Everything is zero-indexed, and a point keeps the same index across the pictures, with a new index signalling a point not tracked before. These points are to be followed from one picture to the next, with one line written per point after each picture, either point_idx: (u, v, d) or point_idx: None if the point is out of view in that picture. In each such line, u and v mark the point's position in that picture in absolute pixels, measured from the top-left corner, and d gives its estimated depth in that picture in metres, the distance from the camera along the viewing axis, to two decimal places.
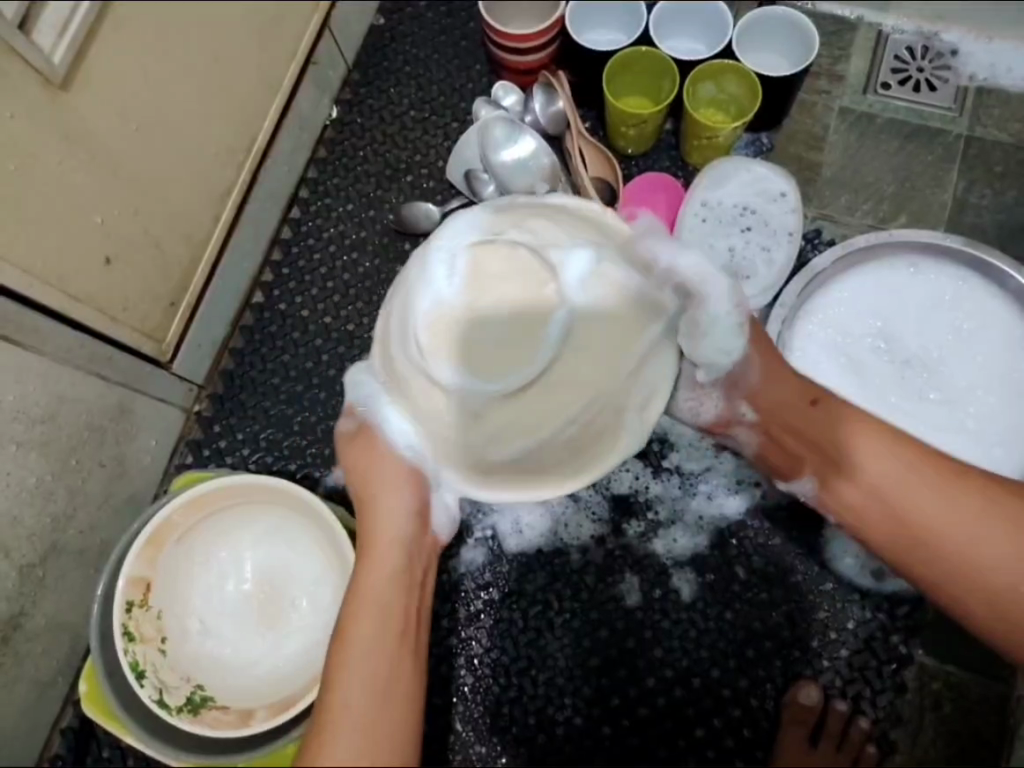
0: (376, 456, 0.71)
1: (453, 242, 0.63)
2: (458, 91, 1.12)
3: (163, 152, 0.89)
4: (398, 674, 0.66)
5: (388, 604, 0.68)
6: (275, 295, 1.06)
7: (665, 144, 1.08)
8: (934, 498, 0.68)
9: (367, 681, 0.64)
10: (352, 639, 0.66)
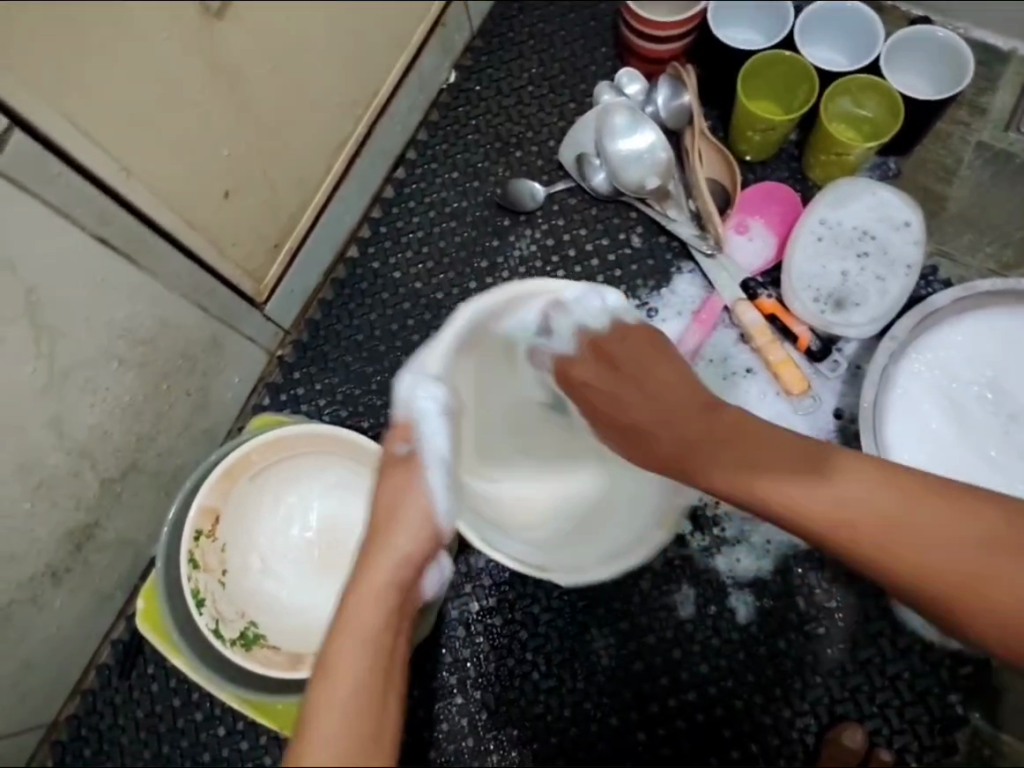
0: (409, 500, 0.68)
1: (437, 372, 0.72)
2: (580, 72, 1.10)
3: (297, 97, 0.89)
4: (379, 730, 0.54)
5: (376, 649, 0.58)
6: (370, 252, 1.06)
7: (786, 155, 1.04)
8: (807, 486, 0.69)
9: (351, 731, 0.53)
10: (328, 684, 0.55)
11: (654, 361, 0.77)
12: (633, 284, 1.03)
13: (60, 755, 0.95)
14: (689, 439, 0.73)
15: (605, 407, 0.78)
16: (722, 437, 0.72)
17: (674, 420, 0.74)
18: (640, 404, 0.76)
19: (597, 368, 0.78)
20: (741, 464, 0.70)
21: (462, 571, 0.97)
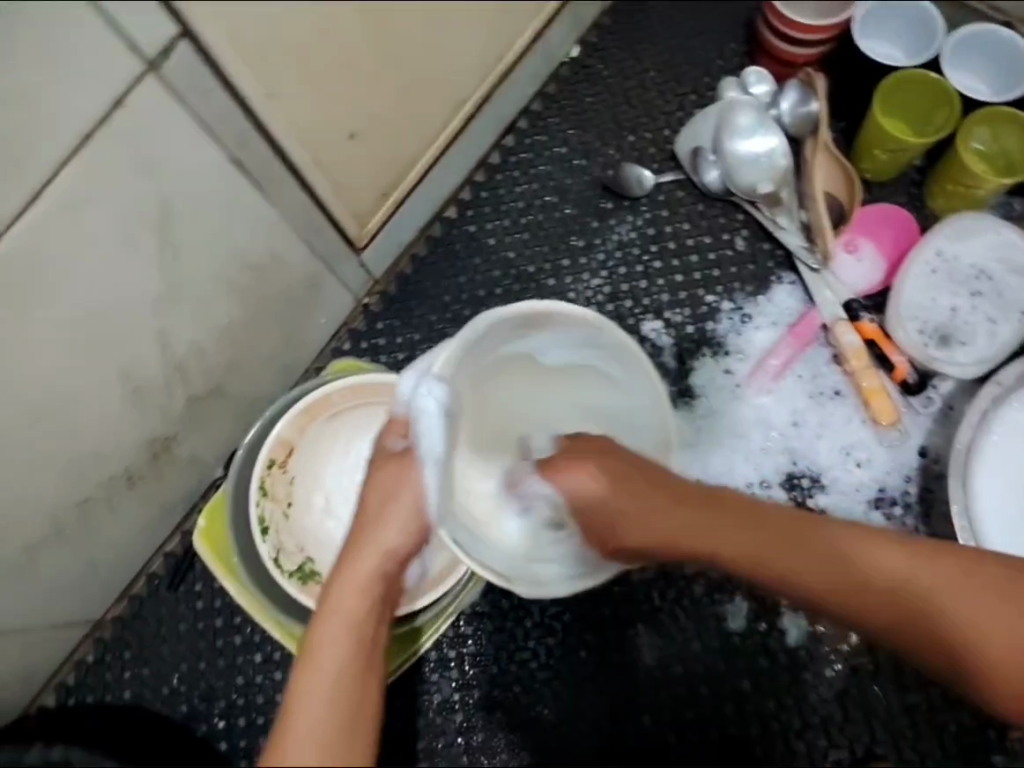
0: (401, 493, 0.68)
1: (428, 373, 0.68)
2: (707, 65, 1.08)
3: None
4: (363, 716, 0.59)
5: (360, 638, 0.62)
6: (468, 215, 1.06)
7: (907, 179, 1.01)
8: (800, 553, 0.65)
9: (337, 718, 0.58)
10: (315, 673, 0.60)
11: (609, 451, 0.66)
12: (729, 287, 1.01)
13: (100, 654, 0.98)
14: (715, 528, 0.64)
15: (585, 507, 0.65)
16: (720, 530, 0.64)
17: (676, 511, 0.64)
18: (629, 492, 0.64)
19: (572, 473, 0.65)
20: (749, 541, 0.64)
21: None
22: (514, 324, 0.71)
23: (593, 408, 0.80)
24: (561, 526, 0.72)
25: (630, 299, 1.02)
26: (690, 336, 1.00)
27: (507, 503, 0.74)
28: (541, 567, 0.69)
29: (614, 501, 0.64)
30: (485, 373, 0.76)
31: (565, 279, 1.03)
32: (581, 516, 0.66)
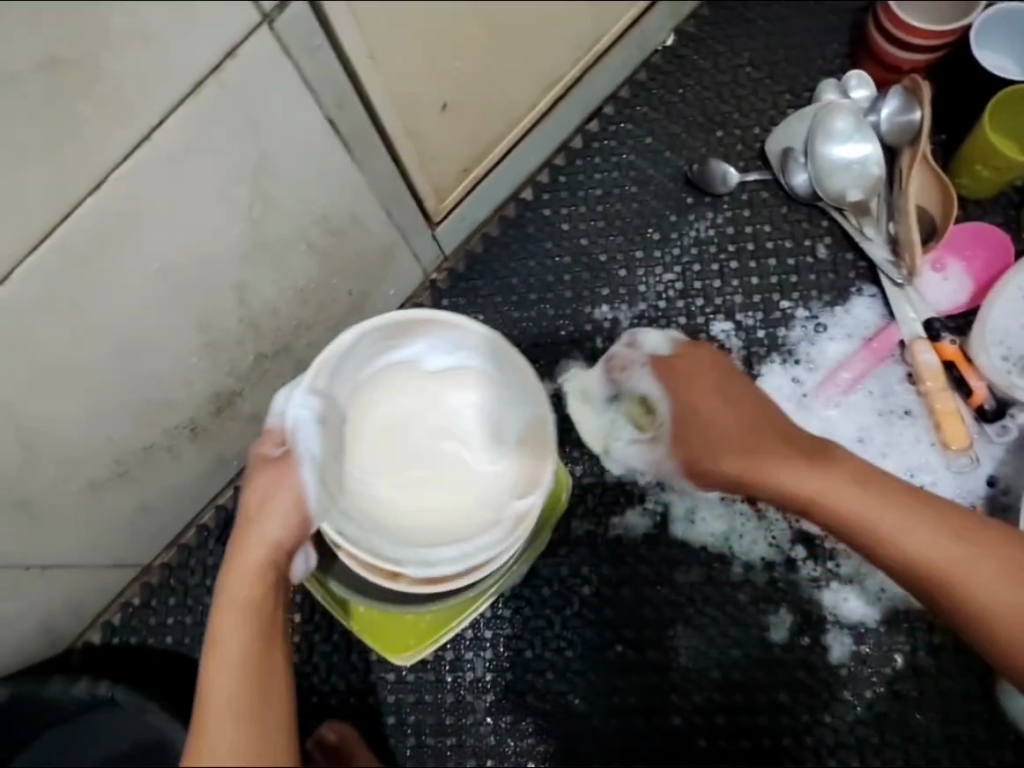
0: (275, 497, 0.76)
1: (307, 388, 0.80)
2: (805, 64, 1.05)
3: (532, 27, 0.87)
4: (264, 684, 0.68)
5: (254, 620, 0.71)
6: (544, 198, 1.05)
7: (1006, 199, 0.98)
8: (841, 486, 0.76)
9: (242, 692, 0.66)
10: (218, 657, 0.69)
11: (718, 373, 0.85)
12: (806, 294, 0.99)
13: (147, 598, 1.00)
14: (776, 460, 0.79)
15: (698, 419, 0.84)
16: (776, 457, 0.80)
17: (746, 433, 0.82)
18: (725, 412, 0.83)
19: (678, 388, 0.86)
20: (797, 470, 0.78)
21: (560, 534, 0.96)
22: (378, 334, 0.84)
23: (473, 417, 0.89)
24: (639, 431, 0.93)
25: (701, 298, 1.01)
26: (760, 340, 0.98)
27: (599, 393, 0.96)
28: (436, 553, 0.82)
29: (695, 416, 0.84)
30: (375, 382, 0.87)
31: (636, 272, 1.03)
32: (676, 427, 0.87)
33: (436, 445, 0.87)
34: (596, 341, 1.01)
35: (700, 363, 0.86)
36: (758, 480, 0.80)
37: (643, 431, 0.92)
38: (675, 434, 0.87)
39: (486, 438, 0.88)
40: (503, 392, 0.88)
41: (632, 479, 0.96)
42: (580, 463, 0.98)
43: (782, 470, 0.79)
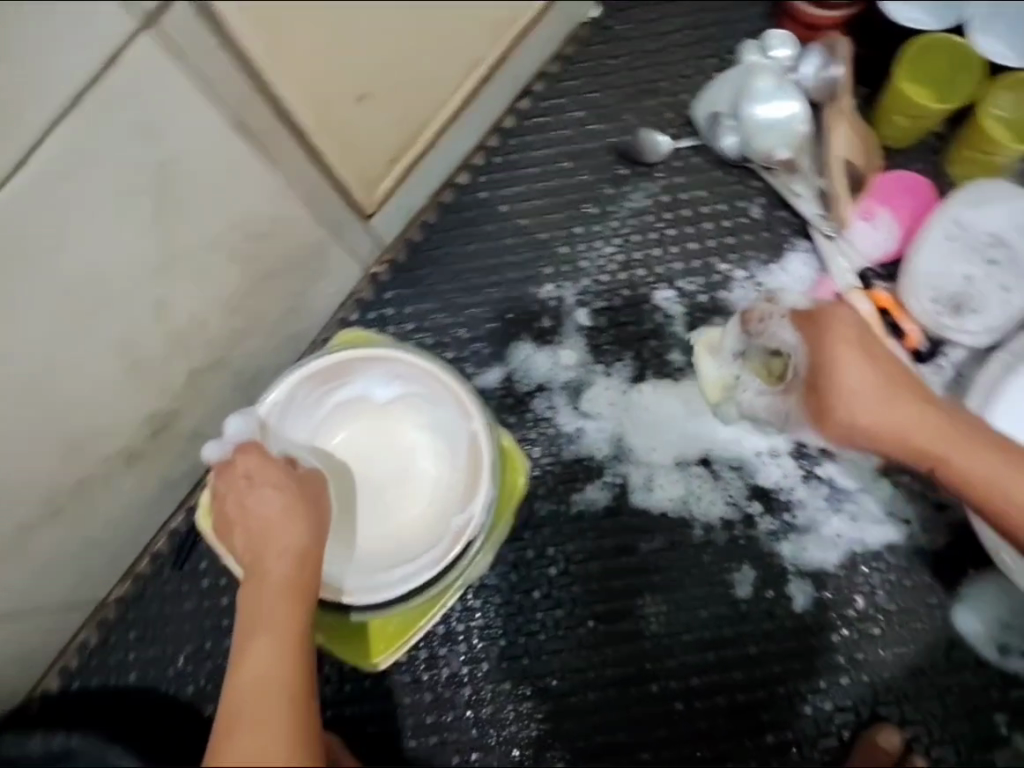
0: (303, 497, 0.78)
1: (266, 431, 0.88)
2: (728, 26, 1.04)
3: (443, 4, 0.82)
4: (305, 666, 0.68)
5: (299, 598, 0.73)
6: (480, 182, 1.04)
7: (927, 146, 1.00)
8: (966, 448, 0.76)
9: (285, 667, 0.67)
10: (258, 635, 0.69)
11: (856, 326, 0.80)
12: (744, 255, 1.00)
13: (104, 636, 0.97)
14: (911, 416, 0.77)
15: (829, 371, 0.79)
16: (906, 410, 0.77)
17: (886, 389, 0.77)
18: (860, 366, 0.78)
19: (819, 339, 0.80)
20: (929, 427, 0.77)
21: (524, 518, 0.97)
22: (326, 377, 0.92)
23: (420, 444, 0.97)
24: (766, 385, 0.90)
25: (643, 268, 1.02)
26: (702, 305, 1.00)
27: (730, 346, 0.94)
28: (382, 574, 0.87)
29: (827, 369, 0.79)
30: (329, 424, 0.96)
31: (578, 247, 1.02)
32: (807, 376, 0.83)
33: (386, 474, 0.96)
34: (544, 321, 1.01)
35: (844, 317, 0.80)
36: (885, 434, 0.78)
37: (773, 385, 0.90)
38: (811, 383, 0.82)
39: (437, 463, 0.96)
40: (437, 416, 0.94)
41: (589, 453, 0.98)
42: (537, 444, 0.99)
43: (907, 424, 0.77)
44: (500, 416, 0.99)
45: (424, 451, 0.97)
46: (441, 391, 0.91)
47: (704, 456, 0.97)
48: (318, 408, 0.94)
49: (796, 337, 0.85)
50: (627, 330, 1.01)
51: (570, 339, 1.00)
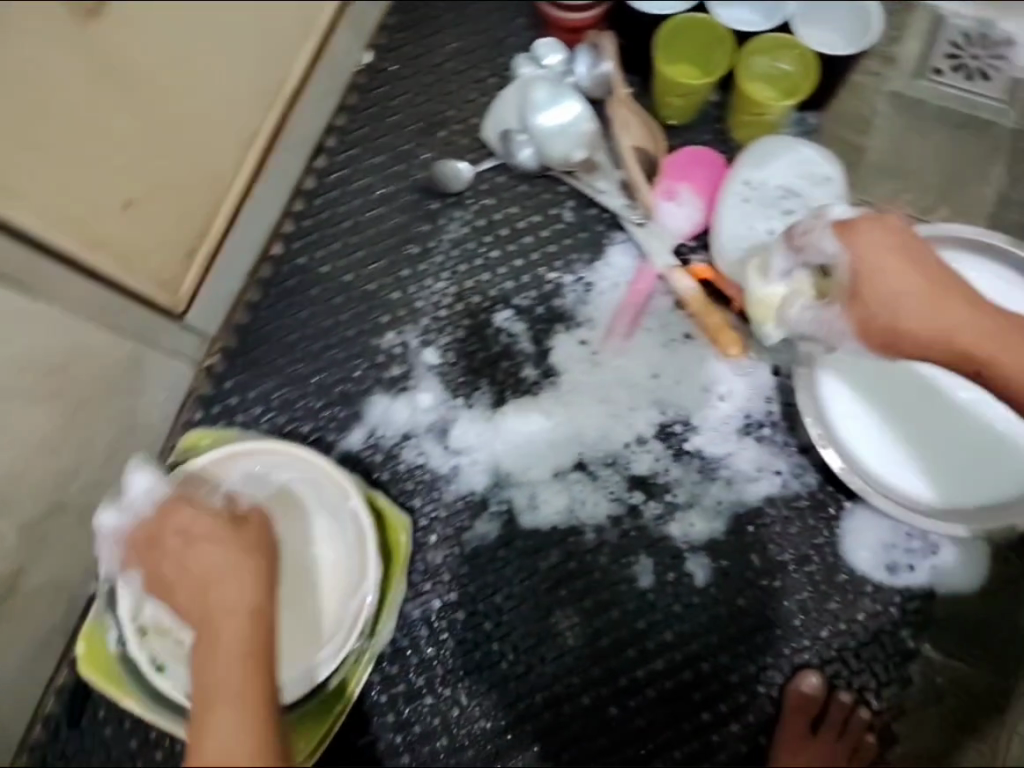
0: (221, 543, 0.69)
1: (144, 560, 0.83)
2: (500, 44, 1.05)
3: (197, 99, 0.96)
4: (268, 687, 0.65)
5: (256, 665, 0.65)
6: (294, 248, 1.03)
7: (708, 116, 1.03)
8: (954, 332, 0.76)
9: (260, 715, 0.64)
10: (224, 672, 0.65)
11: (893, 231, 0.78)
12: (568, 259, 1.03)
13: None
14: (965, 320, 0.76)
15: (879, 286, 0.77)
16: (924, 305, 0.76)
17: (913, 285, 0.77)
18: (904, 278, 0.77)
19: (865, 254, 0.77)
20: (936, 318, 0.76)
21: (421, 570, 0.97)
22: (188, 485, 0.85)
23: (303, 530, 0.88)
24: (811, 297, 0.83)
25: (477, 294, 1.02)
26: (542, 316, 1.02)
27: (779, 265, 0.84)
28: (290, 669, 0.82)
29: (871, 276, 0.77)
30: None
31: (409, 290, 1.02)
32: (855, 290, 0.78)
33: None
34: (392, 369, 1.00)
35: (875, 229, 0.77)
36: (930, 337, 0.76)
37: (819, 296, 0.82)
38: (836, 294, 0.80)
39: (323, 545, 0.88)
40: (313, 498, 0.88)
41: (469, 489, 0.98)
42: (417, 495, 0.98)
43: (977, 333, 0.76)
44: (371, 476, 0.98)
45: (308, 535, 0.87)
46: (312, 472, 0.87)
47: (579, 461, 0.98)
48: None
49: (823, 248, 0.79)
50: (477, 357, 1.01)
51: (424, 382, 1.00)
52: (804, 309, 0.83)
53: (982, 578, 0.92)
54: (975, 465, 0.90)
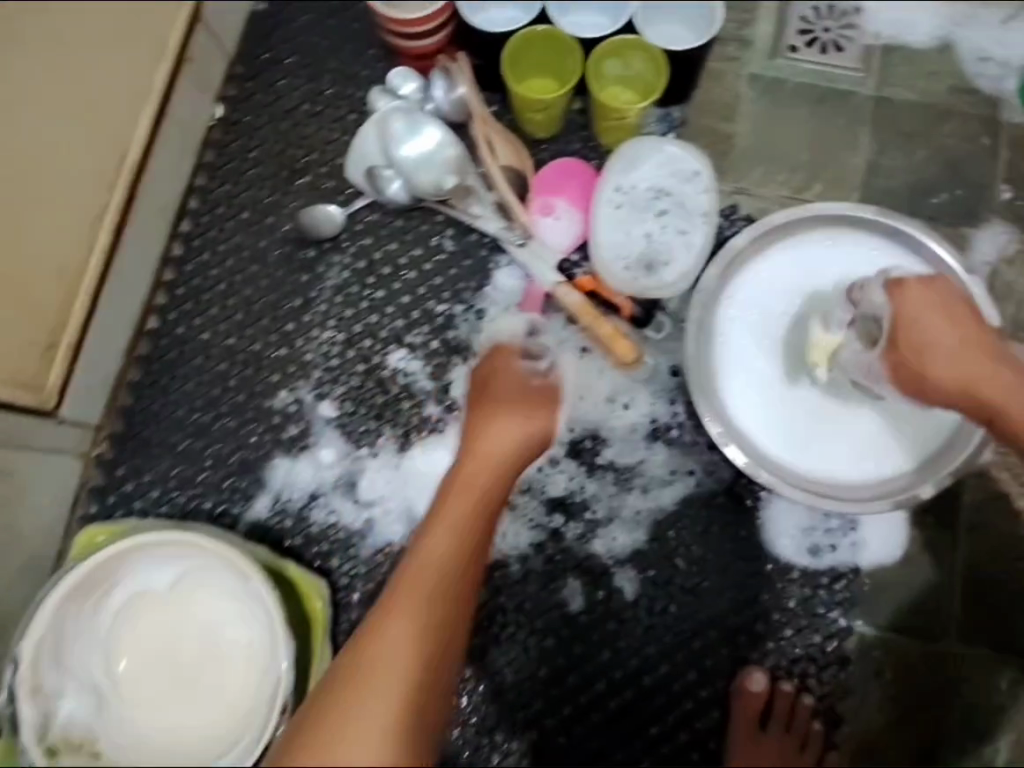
0: (518, 434, 0.85)
1: (50, 673, 0.83)
2: (353, 79, 1.02)
3: (33, 181, 0.87)
4: (428, 662, 0.71)
5: (423, 629, 0.71)
6: (171, 320, 1.00)
7: (574, 125, 1.02)
8: (981, 387, 0.75)
9: (444, 599, 0.74)
10: (432, 551, 0.76)
11: (943, 291, 0.77)
12: (455, 289, 1.00)
13: None
14: (986, 371, 0.75)
15: (920, 337, 0.76)
16: (949, 359, 0.75)
17: (958, 340, 0.75)
18: (948, 332, 0.75)
19: (912, 308, 0.76)
20: (962, 372, 0.75)
21: (349, 629, 0.94)
22: (85, 589, 0.85)
23: (214, 612, 0.89)
24: (863, 341, 0.84)
25: (368, 338, 0.99)
26: (437, 351, 0.99)
27: (840, 315, 0.86)
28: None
29: (912, 328, 0.76)
30: (112, 630, 0.88)
31: (297, 344, 0.99)
32: (893, 337, 0.77)
33: (190, 657, 0.89)
34: (290, 429, 0.98)
35: (930, 287, 0.76)
36: (953, 389, 0.76)
37: (870, 345, 0.83)
38: (879, 341, 0.81)
39: (236, 625, 0.88)
40: (218, 580, 0.88)
41: (386, 540, 0.96)
42: (334, 555, 0.96)
43: (1006, 385, 0.75)
44: (284, 542, 0.96)
45: (221, 615, 0.89)
46: (209, 557, 0.86)
47: None
48: (93, 620, 0.87)
49: (883, 295, 0.80)
50: (378, 402, 0.98)
51: (324, 438, 0.98)
52: (854, 358, 0.85)
53: (903, 549, 0.94)
54: (879, 439, 0.90)
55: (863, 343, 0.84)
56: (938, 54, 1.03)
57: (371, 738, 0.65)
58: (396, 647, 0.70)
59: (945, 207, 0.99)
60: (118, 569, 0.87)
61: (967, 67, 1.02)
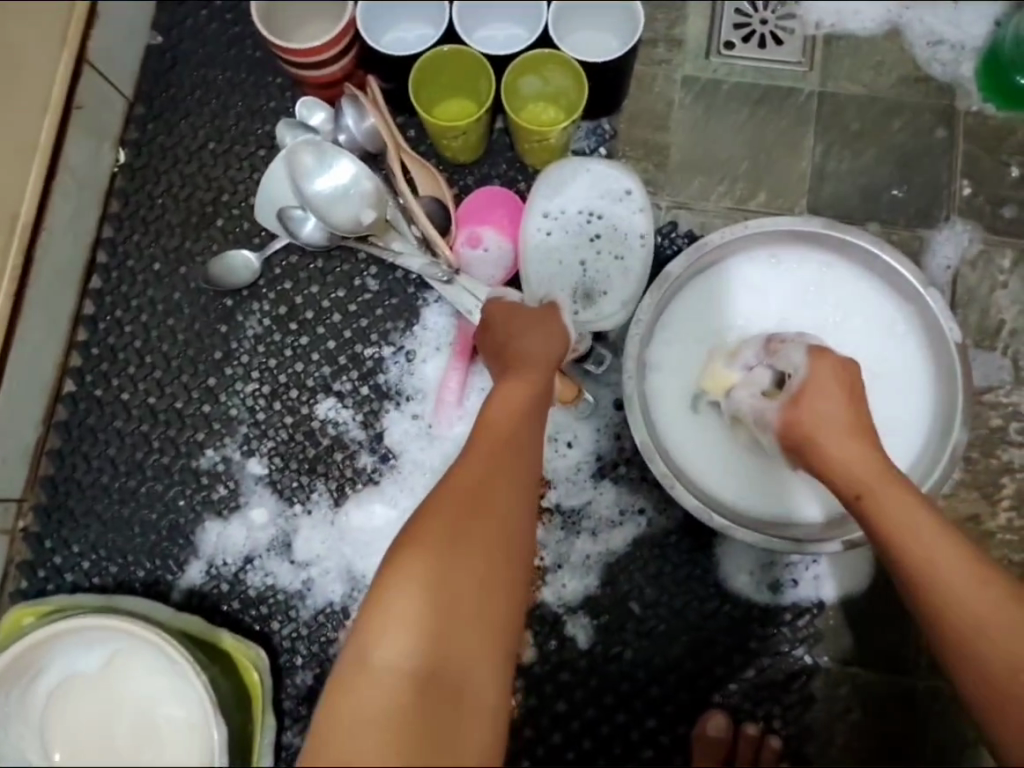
0: (549, 331, 0.78)
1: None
2: (260, 113, 0.97)
3: None
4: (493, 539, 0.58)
5: (485, 492, 0.60)
6: (88, 381, 0.95)
7: (499, 146, 0.96)
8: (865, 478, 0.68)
9: (482, 525, 0.58)
10: (467, 475, 0.61)
11: (854, 379, 0.75)
12: (382, 330, 0.95)
13: None
14: (871, 459, 0.69)
15: (812, 404, 0.73)
16: (838, 437, 0.71)
17: (851, 425, 0.71)
18: (841, 412, 0.72)
19: (817, 376, 0.74)
20: (849, 455, 0.70)
21: (294, 695, 0.90)
22: (11, 674, 0.80)
23: (149, 688, 0.83)
24: (767, 393, 0.79)
25: (294, 388, 0.95)
26: (367, 397, 0.94)
27: (746, 359, 0.82)
28: None
29: (807, 397, 0.73)
30: (48, 711, 0.84)
31: (220, 399, 0.94)
32: (792, 397, 0.74)
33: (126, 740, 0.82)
34: (218, 489, 0.93)
35: (842, 368, 0.75)
36: (834, 470, 0.70)
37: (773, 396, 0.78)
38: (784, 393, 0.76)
39: (171, 700, 0.82)
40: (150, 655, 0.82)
41: (326, 601, 0.91)
42: (274, 618, 0.91)
43: (894, 487, 0.67)
44: (219, 608, 0.91)
45: (156, 691, 0.82)
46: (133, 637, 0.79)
47: None
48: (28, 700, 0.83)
49: (796, 350, 0.77)
50: (309, 454, 0.93)
51: (254, 496, 0.93)
52: (750, 399, 0.79)
53: (865, 579, 0.89)
54: None
55: (769, 387, 0.79)
56: (885, 41, 0.95)
57: (391, 689, 0.52)
58: (413, 586, 0.54)
59: (899, 207, 0.92)
60: (44, 651, 0.81)
61: (918, 53, 0.94)
